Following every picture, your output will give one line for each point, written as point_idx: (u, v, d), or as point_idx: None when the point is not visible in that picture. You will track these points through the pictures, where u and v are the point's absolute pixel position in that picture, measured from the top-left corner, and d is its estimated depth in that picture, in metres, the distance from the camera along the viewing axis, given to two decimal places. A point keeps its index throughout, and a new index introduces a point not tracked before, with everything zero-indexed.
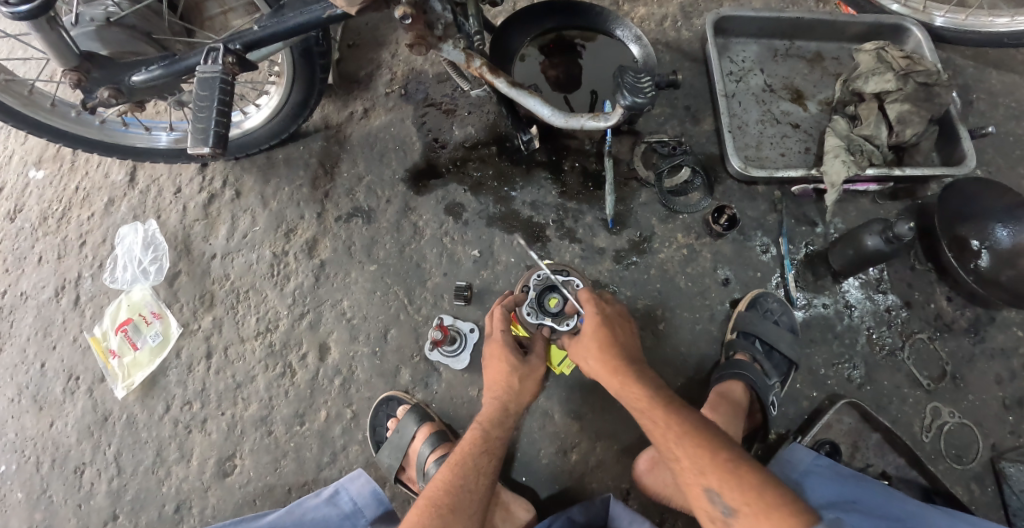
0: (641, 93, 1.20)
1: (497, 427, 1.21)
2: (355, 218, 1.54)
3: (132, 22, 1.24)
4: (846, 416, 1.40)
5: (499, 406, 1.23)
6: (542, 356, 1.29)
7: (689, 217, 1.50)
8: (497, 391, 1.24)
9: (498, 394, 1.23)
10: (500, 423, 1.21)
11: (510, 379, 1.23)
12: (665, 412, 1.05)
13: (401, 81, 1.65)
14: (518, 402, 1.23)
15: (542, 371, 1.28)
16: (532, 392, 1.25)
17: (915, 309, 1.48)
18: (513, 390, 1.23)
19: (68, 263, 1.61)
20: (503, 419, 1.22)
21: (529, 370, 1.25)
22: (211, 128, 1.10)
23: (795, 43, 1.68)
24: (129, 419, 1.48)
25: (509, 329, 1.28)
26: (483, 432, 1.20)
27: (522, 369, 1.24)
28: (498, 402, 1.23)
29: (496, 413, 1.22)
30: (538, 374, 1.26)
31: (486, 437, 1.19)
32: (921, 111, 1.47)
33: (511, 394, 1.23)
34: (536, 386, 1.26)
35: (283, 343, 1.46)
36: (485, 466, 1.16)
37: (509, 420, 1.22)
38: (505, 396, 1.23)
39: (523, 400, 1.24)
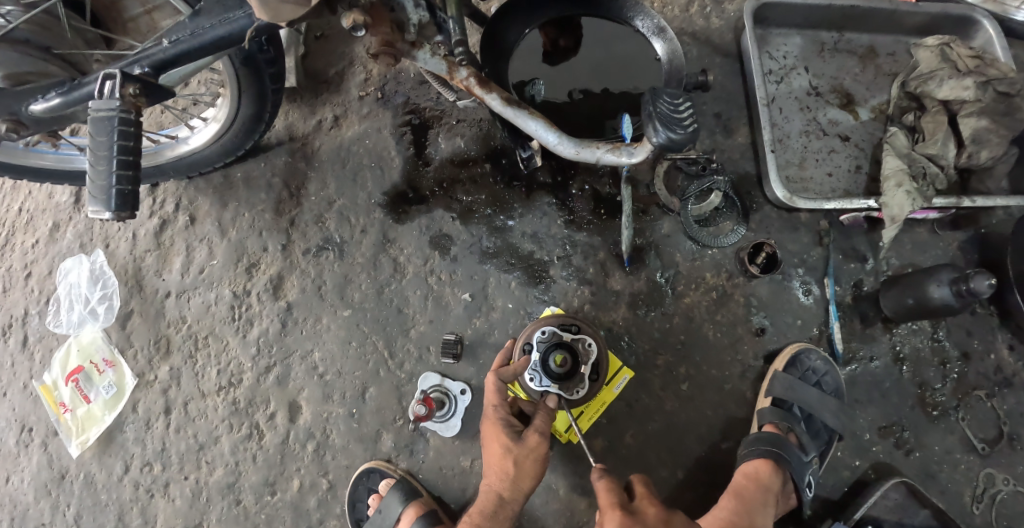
0: (679, 125, 0.89)
1: (492, 521, 1.02)
2: (325, 251, 1.32)
3: (26, 36, 0.97)
4: (892, 491, 1.22)
5: (495, 495, 1.03)
6: (544, 428, 1.05)
7: (719, 253, 1.27)
8: (494, 476, 1.04)
9: (495, 481, 1.04)
10: (498, 517, 1.03)
11: (504, 463, 1.02)
12: None
13: (376, 82, 1.38)
14: (517, 491, 1.03)
15: (545, 447, 1.04)
16: (537, 474, 1.04)
17: (973, 360, 1.29)
18: (509, 476, 1.02)
19: (13, 299, 1.41)
20: (496, 511, 1.03)
21: (528, 450, 1.03)
22: (112, 185, 0.87)
23: (844, 36, 1.41)
24: (87, 479, 1.32)
25: (501, 404, 1.06)
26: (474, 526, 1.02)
27: (519, 450, 1.03)
28: (493, 491, 1.03)
29: (491, 505, 1.03)
30: (540, 452, 1.04)
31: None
32: (1000, 128, 1.23)
33: (507, 481, 1.03)
34: (541, 467, 1.04)
35: (248, 401, 1.28)
36: None
37: (506, 512, 1.03)
38: (501, 484, 1.03)
39: (524, 486, 1.03)
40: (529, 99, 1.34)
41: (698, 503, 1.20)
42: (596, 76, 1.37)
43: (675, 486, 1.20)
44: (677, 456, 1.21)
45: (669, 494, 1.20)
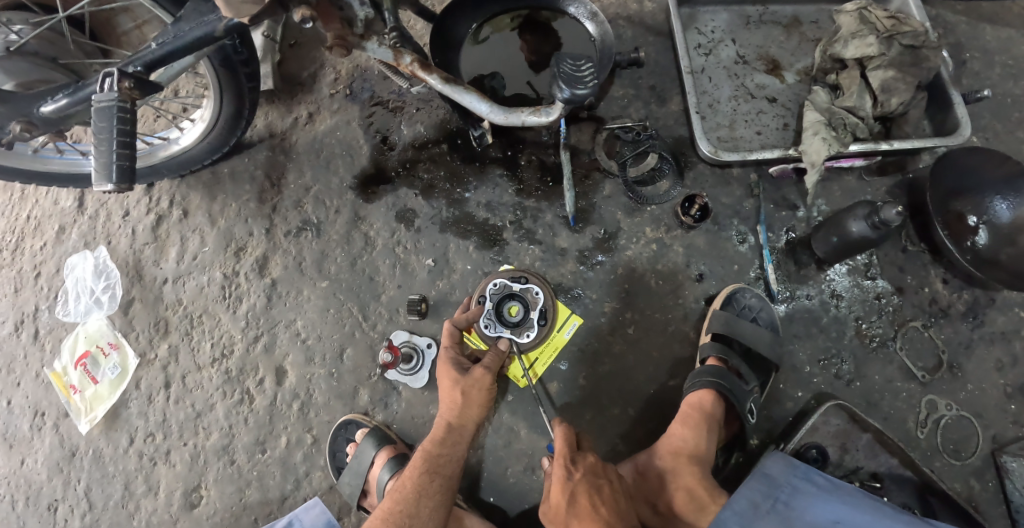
0: (581, 82, 1.01)
1: (443, 443, 1.18)
2: (304, 232, 1.47)
3: (35, 49, 1.15)
4: (833, 418, 1.29)
5: (446, 422, 1.19)
6: (490, 365, 1.22)
7: (658, 208, 1.39)
8: (445, 407, 1.20)
9: (445, 411, 1.20)
10: (448, 440, 1.18)
11: (453, 394, 1.19)
12: None
13: (345, 80, 1.54)
14: (464, 416, 1.19)
15: (490, 377, 1.21)
16: (483, 402, 1.20)
17: (907, 294, 1.37)
18: (457, 405, 1.18)
19: (24, 297, 1.51)
20: (445, 436, 1.18)
21: (472, 380, 1.19)
22: (113, 162, 1.02)
23: (768, 8, 1.53)
24: (95, 454, 1.41)
25: (449, 342, 1.24)
26: (426, 452, 1.17)
27: (465, 381, 1.19)
28: (444, 418, 1.19)
29: (442, 431, 1.19)
30: (485, 382, 1.20)
31: (432, 458, 1.16)
32: (906, 77, 1.33)
33: (456, 409, 1.19)
34: (487, 395, 1.21)
35: (239, 370, 1.41)
36: (428, 487, 1.14)
37: (455, 437, 1.19)
38: (450, 413, 1.19)
39: (472, 412, 1.19)
40: (490, 90, 1.46)
41: (649, 437, 1.30)
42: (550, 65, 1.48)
43: (628, 423, 1.31)
44: (628, 395, 1.31)
45: (623, 430, 1.30)
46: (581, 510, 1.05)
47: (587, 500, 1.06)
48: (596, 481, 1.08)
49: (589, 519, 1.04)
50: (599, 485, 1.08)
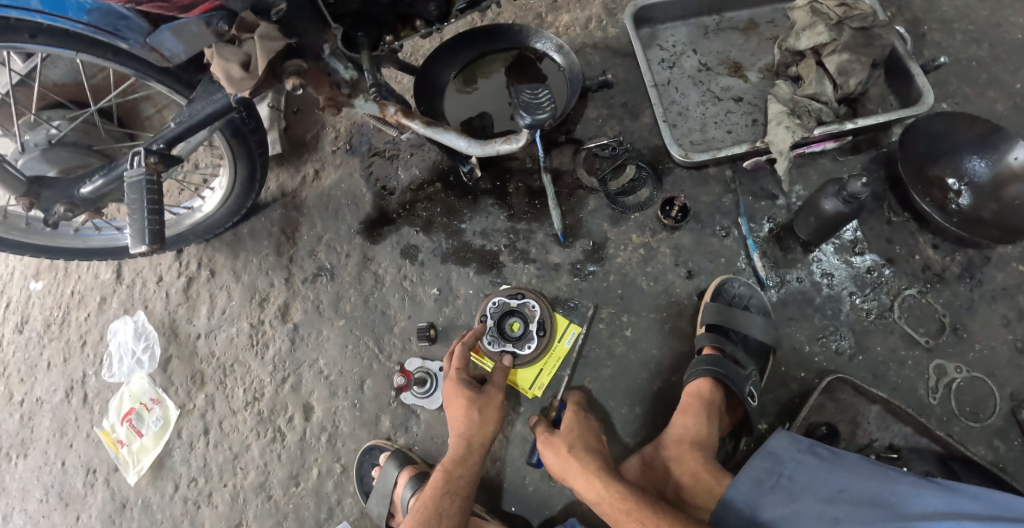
0: (539, 109, 1.14)
1: (458, 462, 1.23)
2: (320, 277, 1.57)
3: (73, 139, 1.32)
4: (838, 393, 1.31)
5: (463, 441, 1.24)
6: (501, 384, 1.31)
7: (642, 215, 1.47)
8: (461, 427, 1.25)
9: (462, 430, 1.25)
10: (463, 461, 1.23)
11: (470, 414, 1.25)
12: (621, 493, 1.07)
13: (344, 137, 1.68)
14: (475, 435, 1.24)
15: (501, 396, 1.30)
16: (493, 421, 1.26)
17: (899, 264, 1.40)
18: (475, 423, 1.25)
19: (73, 365, 1.60)
20: (458, 458, 1.23)
21: (484, 400, 1.27)
22: (145, 227, 1.17)
23: (724, 16, 1.63)
24: (144, 503, 1.49)
25: (456, 365, 1.33)
26: (447, 473, 1.22)
27: (481, 401, 1.27)
28: (462, 438, 1.24)
29: (460, 450, 1.24)
30: (498, 400, 1.29)
31: (449, 478, 1.21)
32: (861, 58, 1.40)
33: (474, 428, 1.25)
34: (500, 416, 1.29)
35: (271, 409, 1.50)
36: (449, 508, 1.19)
37: (469, 458, 1.24)
38: (469, 431, 1.24)
39: (481, 430, 1.25)
40: (481, 128, 1.56)
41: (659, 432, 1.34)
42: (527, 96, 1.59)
43: (637, 421, 1.34)
44: (634, 394, 1.36)
45: (634, 429, 1.34)
46: (573, 431, 1.22)
47: (579, 429, 1.22)
48: (589, 421, 1.26)
49: (576, 437, 1.20)
50: (591, 423, 1.25)
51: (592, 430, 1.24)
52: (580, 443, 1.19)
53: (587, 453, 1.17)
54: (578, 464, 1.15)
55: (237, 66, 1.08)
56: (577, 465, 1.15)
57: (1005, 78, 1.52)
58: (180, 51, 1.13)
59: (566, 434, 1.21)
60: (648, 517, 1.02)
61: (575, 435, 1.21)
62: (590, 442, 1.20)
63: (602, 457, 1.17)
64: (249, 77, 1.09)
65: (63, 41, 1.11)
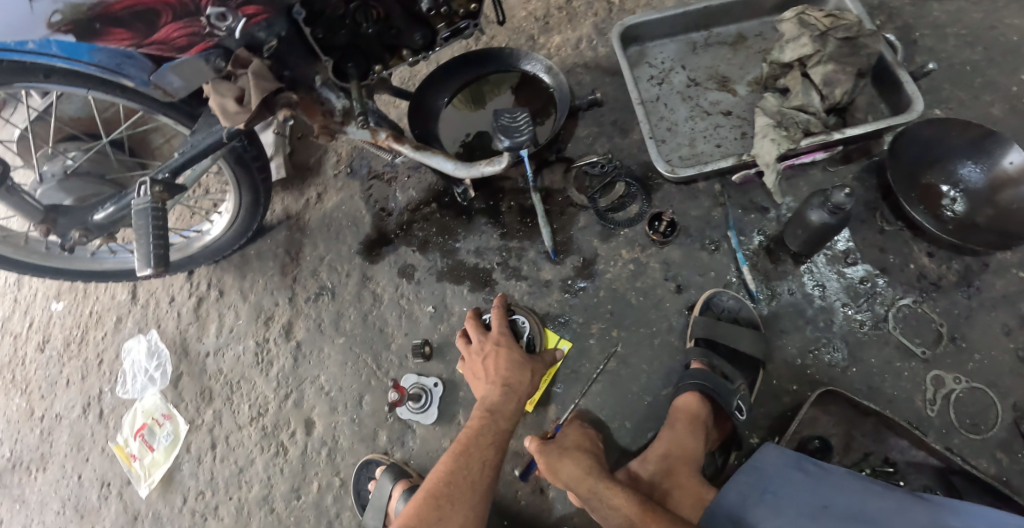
0: (518, 131, 1.17)
1: (502, 411, 1.21)
2: (322, 296, 1.62)
3: (88, 169, 1.41)
4: (830, 406, 1.30)
5: (509, 393, 1.23)
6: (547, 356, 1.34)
7: (631, 231, 1.48)
8: (511, 381, 1.24)
9: (511, 385, 1.24)
10: (506, 413, 1.21)
11: (522, 371, 1.26)
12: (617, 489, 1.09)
13: (346, 160, 1.73)
14: (518, 393, 1.24)
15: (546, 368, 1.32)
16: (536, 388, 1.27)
17: (893, 273, 1.38)
18: (526, 381, 1.26)
19: (90, 382, 1.68)
20: (497, 413, 1.20)
21: (536, 365, 1.29)
22: (150, 251, 1.23)
23: (712, 31, 1.65)
24: (155, 515, 1.54)
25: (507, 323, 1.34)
26: (489, 423, 1.19)
27: (533, 363, 1.29)
28: (512, 389, 1.23)
29: (507, 401, 1.22)
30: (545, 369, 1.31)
31: (493, 426, 1.19)
32: (846, 67, 1.41)
33: (523, 385, 1.25)
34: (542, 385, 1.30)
35: (275, 425, 1.54)
36: (490, 457, 1.15)
37: (507, 413, 1.21)
38: (519, 386, 1.24)
39: (524, 391, 1.24)
40: (478, 149, 1.61)
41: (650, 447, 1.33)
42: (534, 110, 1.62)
43: (628, 435, 1.35)
44: (623, 408, 1.36)
45: (624, 443, 1.34)
46: (569, 437, 1.25)
47: (575, 434, 1.26)
48: (586, 428, 1.29)
49: (574, 439, 1.24)
50: (588, 430, 1.28)
51: (589, 435, 1.27)
52: (577, 445, 1.22)
53: (583, 454, 1.19)
54: (573, 463, 1.17)
55: (232, 100, 1.15)
56: (573, 462, 1.17)
57: (1001, 80, 1.51)
58: (180, 86, 1.18)
59: (565, 437, 1.25)
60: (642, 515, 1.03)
61: (571, 440, 1.24)
62: (585, 444, 1.23)
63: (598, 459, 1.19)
64: (242, 111, 1.16)
65: (74, 80, 1.20)
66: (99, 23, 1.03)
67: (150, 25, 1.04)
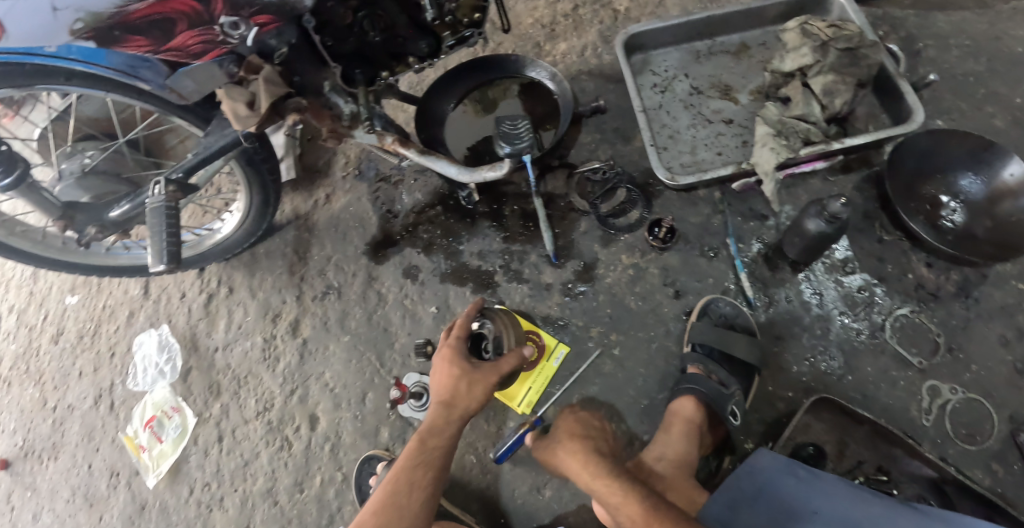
0: (518, 138, 1.19)
1: (432, 433, 1.17)
2: (328, 295, 1.65)
3: (105, 167, 1.46)
4: (826, 413, 1.31)
5: (439, 408, 1.20)
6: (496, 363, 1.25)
7: (631, 236, 1.50)
8: (443, 396, 1.21)
9: (444, 401, 1.20)
10: (436, 431, 1.17)
11: (455, 385, 1.21)
12: (617, 484, 1.09)
13: (354, 163, 1.77)
14: (451, 410, 1.19)
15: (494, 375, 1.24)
16: (475, 400, 1.21)
17: (891, 283, 1.39)
18: (459, 394, 1.20)
19: (102, 374, 1.73)
20: (428, 440, 1.16)
21: (474, 375, 1.22)
22: (163, 248, 1.27)
23: (716, 40, 1.67)
24: (162, 505, 1.59)
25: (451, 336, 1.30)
26: (420, 443, 1.16)
27: (470, 375, 1.22)
28: (441, 405, 1.20)
29: (436, 418, 1.19)
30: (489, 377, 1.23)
31: (420, 450, 1.14)
32: (846, 77, 1.43)
33: (457, 398, 1.20)
34: (487, 394, 1.22)
35: (279, 419, 1.58)
36: (421, 478, 1.11)
37: (438, 439, 1.16)
38: (450, 401, 1.20)
39: (462, 407, 1.20)
40: (483, 154, 1.64)
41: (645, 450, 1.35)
42: (540, 111, 1.65)
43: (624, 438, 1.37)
44: (620, 411, 1.37)
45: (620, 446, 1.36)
46: (572, 430, 1.25)
47: (578, 427, 1.27)
48: (590, 420, 1.29)
49: (575, 432, 1.24)
50: (593, 422, 1.29)
51: (594, 427, 1.27)
52: (580, 438, 1.22)
53: (586, 447, 1.19)
54: (575, 456, 1.18)
55: (243, 105, 1.19)
56: (575, 456, 1.18)
57: (1003, 92, 1.51)
58: (194, 90, 1.23)
59: (566, 431, 1.25)
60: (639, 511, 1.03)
61: (573, 433, 1.25)
62: (587, 434, 1.24)
63: (603, 450, 1.19)
64: (253, 115, 1.20)
65: (92, 83, 1.24)
66: (119, 31, 1.06)
67: (166, 32, 1.08)
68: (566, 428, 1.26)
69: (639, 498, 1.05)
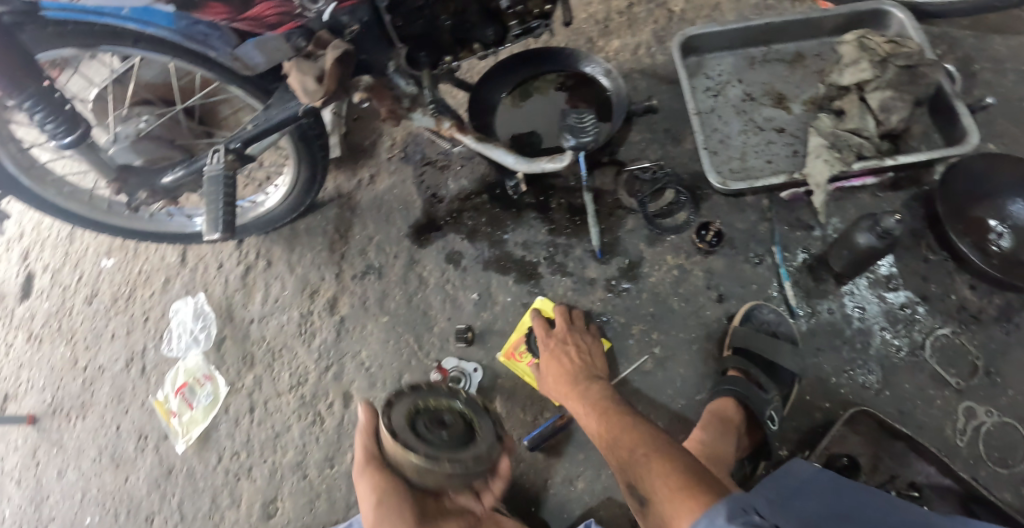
0: (584, 132, 1.20)
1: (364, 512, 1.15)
2: (368, 275, 1.66)
3: (160, 133, 1.46)
4: (863, 426, 1.32)
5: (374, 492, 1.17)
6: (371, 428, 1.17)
7: (677, 237, 1.51)
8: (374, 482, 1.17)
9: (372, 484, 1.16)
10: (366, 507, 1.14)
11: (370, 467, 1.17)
12: (594, 415, 1.22)
13: (400, 145, 1.77)
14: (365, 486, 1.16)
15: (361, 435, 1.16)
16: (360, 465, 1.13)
17: (934, 302, 1.40)
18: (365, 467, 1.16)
19: (135, 337, 1.74)
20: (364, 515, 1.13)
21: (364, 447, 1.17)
22: (219, 216, 1.28)
23: (771, 48, 1.67)
24: (188, 471, 1.59)
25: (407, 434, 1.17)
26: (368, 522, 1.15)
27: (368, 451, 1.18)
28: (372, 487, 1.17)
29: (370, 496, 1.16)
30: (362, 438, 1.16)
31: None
32: (904, 95, 1.43)
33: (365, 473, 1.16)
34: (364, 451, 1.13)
35: (313, 395, 1.59)
36: None
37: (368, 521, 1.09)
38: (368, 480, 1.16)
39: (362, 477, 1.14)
40: (529, 146, 1.64)
41: None
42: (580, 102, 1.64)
43: None
44: (655, 409, 1.39)
45: None
46: (552, 361, 1.38)
47: (556, 358, 1.38)
48: (564, 346, 1.39)
49: (554, 365, 1.37)
50: (567, 347, 1.38)
51: (569, 350, 1.38)
52: (559, 372, 1.35)
53: (567, 382, 1.33)
54: (559, 392, 1.34)
55: (312, 79, 1.17)
56: (561, 393, 1.33)
57: None
58: (261, 62, 1.23)
59: (548, 366, 1.38)
60: (611, 435, 1.16)
61: (553, 364, 1.37)
62: (562, 364, 1.36)
63: (579, 381, 1.31)
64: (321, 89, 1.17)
65: (159, 48, 1.25)
66: None
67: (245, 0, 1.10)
68: (546, 359, 1.39)
69: (609, 424, 1.18)
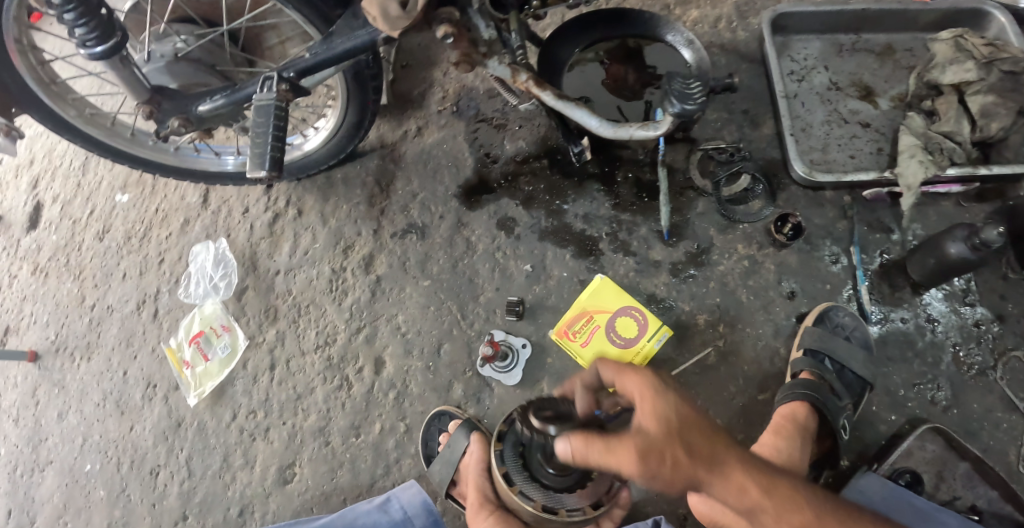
0: (690, 99, 1.11)
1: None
2: (409, 234, 1.54)
3: (199, 56, 1.31)
4: (929, 443, 1.27)
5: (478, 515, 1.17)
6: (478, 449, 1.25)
7: (750, 226, 1.42)
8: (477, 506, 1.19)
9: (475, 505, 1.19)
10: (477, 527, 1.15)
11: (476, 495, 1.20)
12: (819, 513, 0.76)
13: (452, 98, 1.64)
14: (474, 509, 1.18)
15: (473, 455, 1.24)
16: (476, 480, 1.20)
17: (1010, 323, 1.34)
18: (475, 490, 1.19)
19: (148, 279, 1.60)
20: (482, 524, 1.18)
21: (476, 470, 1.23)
22: (267, 152, 1.14)
23: (861, 36, 1.57)
24: (199, 426, 1.48)
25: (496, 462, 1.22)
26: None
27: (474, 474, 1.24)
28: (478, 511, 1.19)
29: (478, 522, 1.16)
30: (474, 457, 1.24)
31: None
32: (1008, 101, 1.33)
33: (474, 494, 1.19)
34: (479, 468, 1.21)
35: (341, 357, 1.48)
36: None
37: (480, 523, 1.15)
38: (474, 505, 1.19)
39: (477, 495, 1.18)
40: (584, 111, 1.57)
41: None
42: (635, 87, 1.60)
43: None
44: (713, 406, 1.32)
45: None
46: (679, 417, 0.80)
47: (681, 414, 0.82)
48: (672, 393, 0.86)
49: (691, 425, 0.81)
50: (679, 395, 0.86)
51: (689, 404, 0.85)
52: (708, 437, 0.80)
53: (732, 453, 0.79)
54: (731, 468, 0.77)
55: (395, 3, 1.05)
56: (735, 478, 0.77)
57: None
58: None
59: (688, 433, 0.78)
60: None
61: (686, 425, 0.80)
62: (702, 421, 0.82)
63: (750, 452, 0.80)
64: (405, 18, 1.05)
65: None
66: None
67: None
68: (669, 423, 0.79)
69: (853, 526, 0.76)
